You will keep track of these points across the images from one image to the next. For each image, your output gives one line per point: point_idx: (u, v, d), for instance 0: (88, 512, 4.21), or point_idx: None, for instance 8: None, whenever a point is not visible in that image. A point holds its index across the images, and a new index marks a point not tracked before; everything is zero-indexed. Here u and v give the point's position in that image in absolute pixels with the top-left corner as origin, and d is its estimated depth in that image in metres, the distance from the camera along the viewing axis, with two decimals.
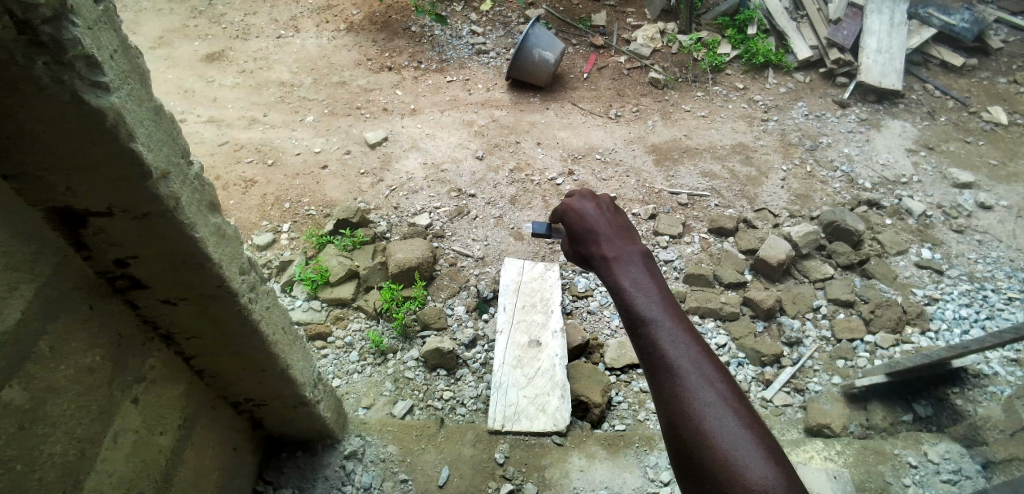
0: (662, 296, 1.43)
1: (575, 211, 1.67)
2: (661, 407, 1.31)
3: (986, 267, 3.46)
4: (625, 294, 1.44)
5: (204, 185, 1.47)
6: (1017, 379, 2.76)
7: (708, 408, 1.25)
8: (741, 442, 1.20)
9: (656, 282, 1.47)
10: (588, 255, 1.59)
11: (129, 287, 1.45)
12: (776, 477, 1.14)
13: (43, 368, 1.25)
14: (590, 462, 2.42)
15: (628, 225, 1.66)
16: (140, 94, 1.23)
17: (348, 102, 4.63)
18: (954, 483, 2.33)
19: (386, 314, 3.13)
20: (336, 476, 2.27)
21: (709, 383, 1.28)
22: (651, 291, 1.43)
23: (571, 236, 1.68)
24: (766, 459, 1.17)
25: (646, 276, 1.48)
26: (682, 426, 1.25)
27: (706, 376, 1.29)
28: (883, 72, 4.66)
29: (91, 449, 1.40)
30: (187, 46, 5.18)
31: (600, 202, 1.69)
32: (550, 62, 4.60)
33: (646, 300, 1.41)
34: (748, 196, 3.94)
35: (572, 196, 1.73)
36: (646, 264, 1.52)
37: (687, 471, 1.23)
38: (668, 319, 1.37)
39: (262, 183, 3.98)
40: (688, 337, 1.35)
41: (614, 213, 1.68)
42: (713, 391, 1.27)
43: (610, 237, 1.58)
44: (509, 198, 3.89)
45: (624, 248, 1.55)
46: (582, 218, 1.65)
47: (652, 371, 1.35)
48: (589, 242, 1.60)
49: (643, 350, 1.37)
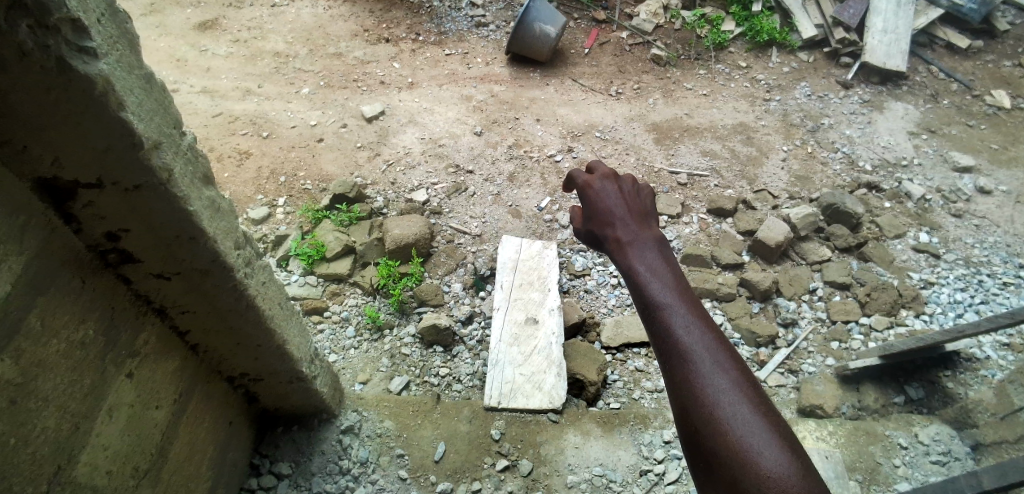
0: (676, 282, 1.43)
1: (592, 192, 1.65)
2: (674, 393, 1.30)
3: (983, 251, 3.47)
4: (640, 279, 1.43)
5: (198, 156, 1.45)
6: (1008, 363, 2.79)
7: (721, 394, 1.24)
8: (754, 430, 1.19)
9: (670, 268, 1.47)
10: (602, 237, 1.57)
11: (120, 261, 1.42)
12: (790, 466, 1.13)
13: (33, 342, 1.24)
14: (585, 439, 2.43)
15: (645, 208, 1.64)
16: (129, 61, 1.20)
17: (345, 75, 4.55)
18: (944, 464, 2.36)
19: (383, 291, 3.12)
20: (333, 450, 2.28)
21: (722, 370, 1.28)
22: (665, 278, 1.43)
23: (585, 217, 1.65)
24: (779, 447, 1.16)
25: (661, 262, 1.47)
26: (694, 413, 1.25)
27: (719, 362, 1.29)
28: (888, 52, 4.60)
29: (85, 424, 1.39)
30: (179, 13, 5.05)
31: (619, 183, 1.66)
32: (551, 36, 4.53)
33: (660, 285, 1.41)
34: (748, 176, 3.91)
35: (589, 176, 1.70)
36: (660, 249, 1.51)
37: (698, 458, 1.23)
38: (682, 306, 1.37)
39: (257, 155, 3.93)
40: (701, 324, 1.34)
41: (632, 194, 1.65)
42: (726, 377, 1.27)
43: (625, 220, 1.56)
44: (507, 175, 3.85)
45: (640, 233, 1.53)
46: (598, 198, 1.62)
47: (664, 356, 1.35)
48: (604, 224, 1.58)
49: (655, 334, 1.37)
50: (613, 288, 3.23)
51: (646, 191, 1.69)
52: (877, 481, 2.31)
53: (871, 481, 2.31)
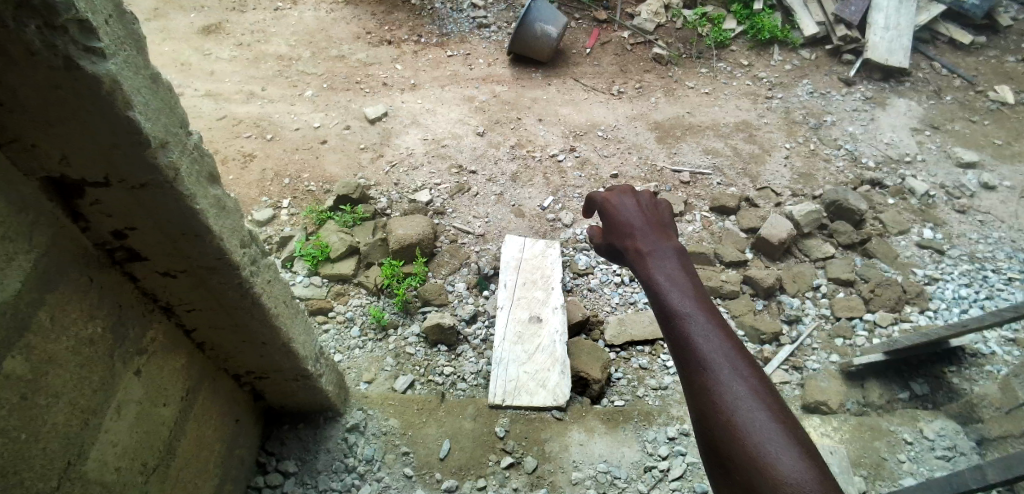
0: (696, 291, 1.44)
1: (612, 205, 1.67)
2: (692, 400, 1.31)
3: (987, 247, 3.45)
4: (659, 288, 1.45)
5: (203, 155, 1.47)
6: (1015, 358, 2.77)
7: (739, 401, 1.25)
8: (773, 435, 1.19)
9: (689, 278, 1.49)
10: (622, 248, 1.59)
11: (127, 258, 1.45)
12: (809, 471, 1.13)
13: (43, 339, 1.26)
14: (589, 436, 2.44)
15: (666, 220, 1.65)
16: (136, 61, 1.22)
17: (347, 77, 4.57)
18: (949, 459, 2.36)
19: (387, 290, 3.14)
20: (339, 448, 2.30)
21: (741, 377, 1.28)
22: (684, 288, 1.45)
23: (605, 230, 1.68)
24: (798, 453, 1.16)
25: (680, 271, 1.49)
26: (713, 419, 1.25)
27: (737, 369, 1.30)
28: (890, 49, 4.60)
29: (94, 420, 1.41)
30: (183, 18, 5.09)
31: (637, 197, 1.68)
32: (552, 36, 4.55)
33: (679, 294, 1.43)
34: (751, 174, 3.91)
35: (610, 191, 1.73)
36: (680, 259, 1.53)
37: (716, 462, 1.24)
38: (700, 314, 1.38)
39: (261, 157, 3.95)
40: (720, 331, 1.36)
41: (650, 207, 1.67)
42: (744, 384, 1.27)
43: (645, 231, 1.58)
44: (510, 175, 3.86)
45: (659, 243, 1.55)
46: (617, 211, 1.65)
47: (682, 363, 1.36)
48: (623, 235, 1.60)
49: (673, 342, 1.38)
50: (617, 287, 3.24)
51: (665, 204, 1.71)
52: (882, 476, 2.31)
53: (876, 476, 2.31)
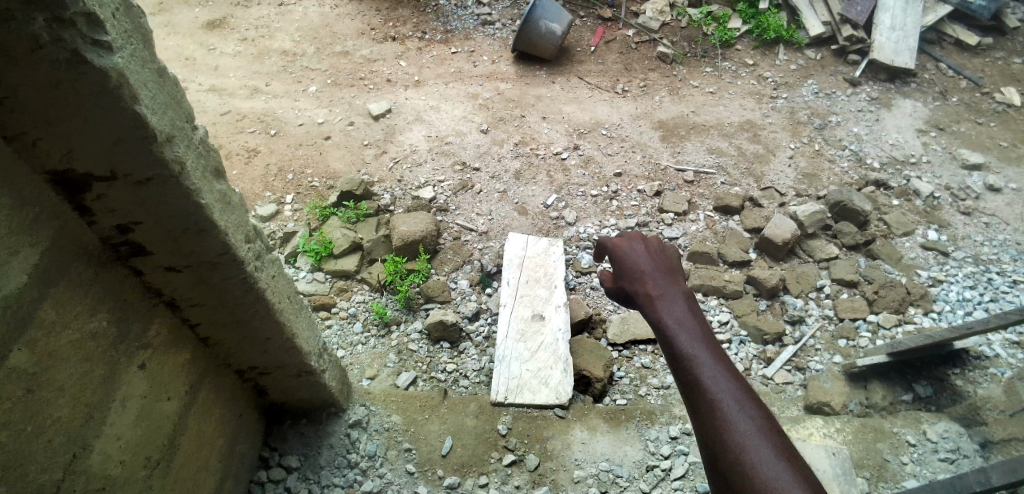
0: (709, 341, 1.42)
1: (621, 249, 1.65)
2: (707, 452, 1.28)
3: (992, 249, 3.44)
4: (671, 337, 1.43)
5: (208, 150, 1.47)
6: (1018, 361, 2.76)
7: (756, 453, 1.21)
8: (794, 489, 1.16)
9: (700, 323, 1.47)
10: (632, 293, 1.57)
11: (131, 254, 1.44)
12: None
13: (47, 333, 1.25)
14: (591, 435, 2.44)
15: (675, 264, 1.63)
16: (143, 55, 1.22)
17: (352, 73, 4.57)
18: (952, 461, 2.36)
19: (390, 287, 3.14)
20: (341, 444, 2.30)
21: (758, 428, 1.25)
22: (696, 335, 1.42)
23: (613, 274, 1.65)
24: None
25: (691, 318, 1.47)
26: (729, 471, 1.22)
27: (754, 420, 1.27)
28: (896, 50, 4.58)
29: (97, 414, 1.40)
30: (187, 12, 5.09)
31: (646, 241, 1.66)
32: (557, 34, 4.54)
33: (691, 343, 1.40)
34: (755, 174, 3.90)
35: (618, 235, 1.71)
36: (691, 306, 1.51)
37: None
38: (714, 363, 1.36)
39: (264, 153, 3.95)
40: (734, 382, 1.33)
41: (659, 251, 1.65)
42: (761, 436, 1.24)
43: (655, 275, 1.56)
44: (513, 173, 3.85)
45: (669, 288, 1.53)
46: (626, 255, 1.63)
47: (697, 414, 1.33)
48: (633, 280, 1.57)
49: (687, 392, 1.35)
50: None
51: (673, 248, 1.69)
52: (884, 478, 2.31)
53: (879, 478, 2.30)
